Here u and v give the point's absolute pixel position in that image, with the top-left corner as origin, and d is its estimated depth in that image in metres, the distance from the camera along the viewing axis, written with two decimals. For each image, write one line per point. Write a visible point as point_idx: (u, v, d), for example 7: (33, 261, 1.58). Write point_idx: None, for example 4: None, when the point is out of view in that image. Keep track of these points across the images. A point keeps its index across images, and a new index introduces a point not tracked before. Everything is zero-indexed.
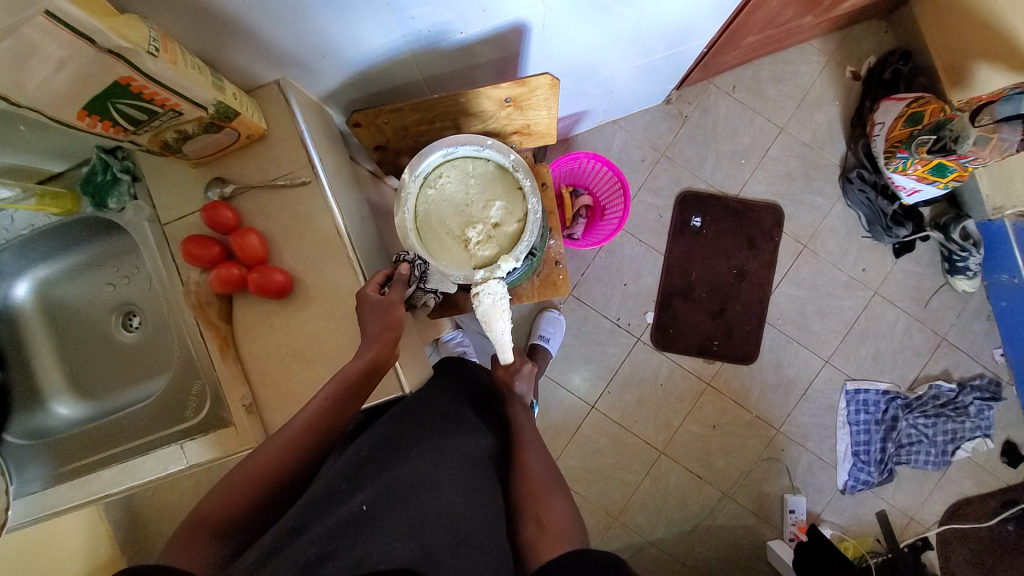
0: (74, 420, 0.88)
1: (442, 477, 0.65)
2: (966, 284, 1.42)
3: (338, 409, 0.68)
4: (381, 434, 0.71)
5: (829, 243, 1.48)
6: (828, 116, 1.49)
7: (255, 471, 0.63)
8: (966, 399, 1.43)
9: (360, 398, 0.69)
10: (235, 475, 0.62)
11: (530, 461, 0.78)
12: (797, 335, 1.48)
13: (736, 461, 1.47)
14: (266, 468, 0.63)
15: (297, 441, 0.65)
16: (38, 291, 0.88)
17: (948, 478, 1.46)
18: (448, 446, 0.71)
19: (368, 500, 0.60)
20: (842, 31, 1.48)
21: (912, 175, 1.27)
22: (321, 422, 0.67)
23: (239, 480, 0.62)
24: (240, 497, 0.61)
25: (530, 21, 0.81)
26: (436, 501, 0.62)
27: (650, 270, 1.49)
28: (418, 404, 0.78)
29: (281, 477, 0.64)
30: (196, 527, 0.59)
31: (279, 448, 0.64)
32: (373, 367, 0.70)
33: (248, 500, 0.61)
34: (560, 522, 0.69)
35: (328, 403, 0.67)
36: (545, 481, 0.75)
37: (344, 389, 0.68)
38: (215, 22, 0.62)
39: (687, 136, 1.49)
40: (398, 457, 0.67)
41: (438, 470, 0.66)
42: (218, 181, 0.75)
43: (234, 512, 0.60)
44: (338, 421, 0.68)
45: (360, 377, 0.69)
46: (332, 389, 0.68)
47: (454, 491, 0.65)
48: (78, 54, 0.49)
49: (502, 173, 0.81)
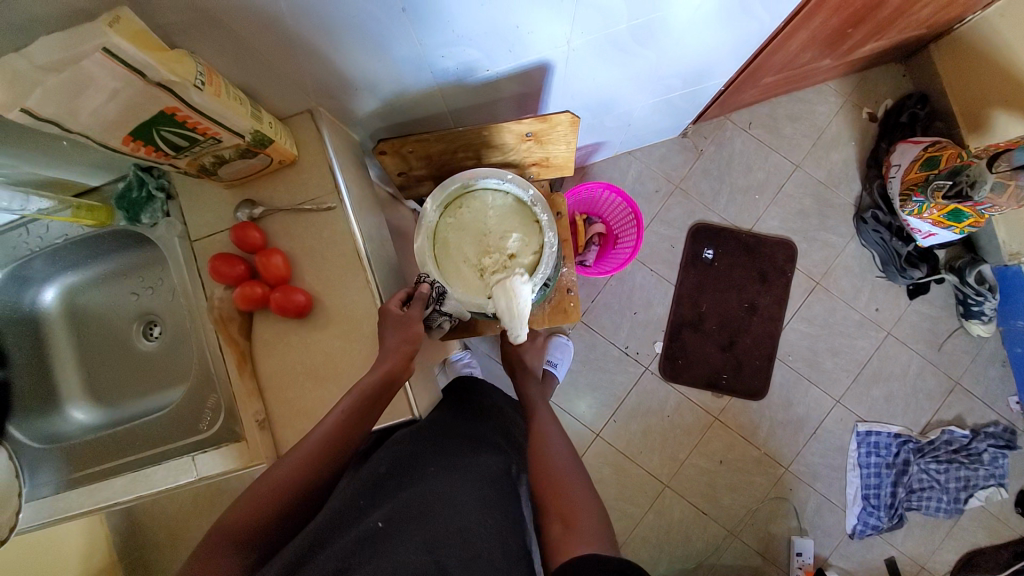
0: (89, 425, 0.90)
1: (457, 494, 0.67)
2: (982, 328, 1.41)
3: (356, 423, 0.68)
4: (398, 453, 0.73)
5: (842, 281, 1.48)
6: (844, 155, 1.50)
7: (280, 480, 0.65)
8: (980, 446, 1.41)
9: (378, 410, 0.70)
10: (259, 486, 0.64)
11: (553, 451, 0.78)
12: (808, 372, 1.47)
13: (742, 499, 1.45)
14: (289, 480, 0.65)
15: (317, 455, 0.66)
16: (65, 298, 0.91)
17: (960, 526, 1.43)
18: (462, 465, 0.73)
19: (384, 517, 0.61)
20: (859, 74, 1.50)
21: (927, 219, 1.28)
22: (339, 435, 0.67)
23: (263, 491, 0.64)
24: (263, 507, 0.63)
25: (555, 61, 0.84)
26: (450, 516, 0.63)
27: (661, 300, 1.49)
28: (433, 425, 0.80)
29: (299, 489, 0.65)
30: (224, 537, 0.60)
31: (297, 462, 0.65)
32: (390, 380, 0.71)
33: (269, 513, 0.63)
34: (585, 518, 0.68)
35: (345, 416, 0.68)
36: (564, 473, 0.75)
37: (362, 403, 0.69)
38: (258, 57, 0.65)
39: (702, 169, 1.51)
40: (413, 477, 0.69)
41: (453, 487, 0.68)
42: (247, 203, 0.78)
43: (258, 520, 0.62)
44: (355, 434, 0.69)
45: (376, 392, 0.70)
46: (349, 402, 0.69)
47: (469, 506, 0.66)
48: (129, 86, 0.52)
49: (521, 206, 0.82)
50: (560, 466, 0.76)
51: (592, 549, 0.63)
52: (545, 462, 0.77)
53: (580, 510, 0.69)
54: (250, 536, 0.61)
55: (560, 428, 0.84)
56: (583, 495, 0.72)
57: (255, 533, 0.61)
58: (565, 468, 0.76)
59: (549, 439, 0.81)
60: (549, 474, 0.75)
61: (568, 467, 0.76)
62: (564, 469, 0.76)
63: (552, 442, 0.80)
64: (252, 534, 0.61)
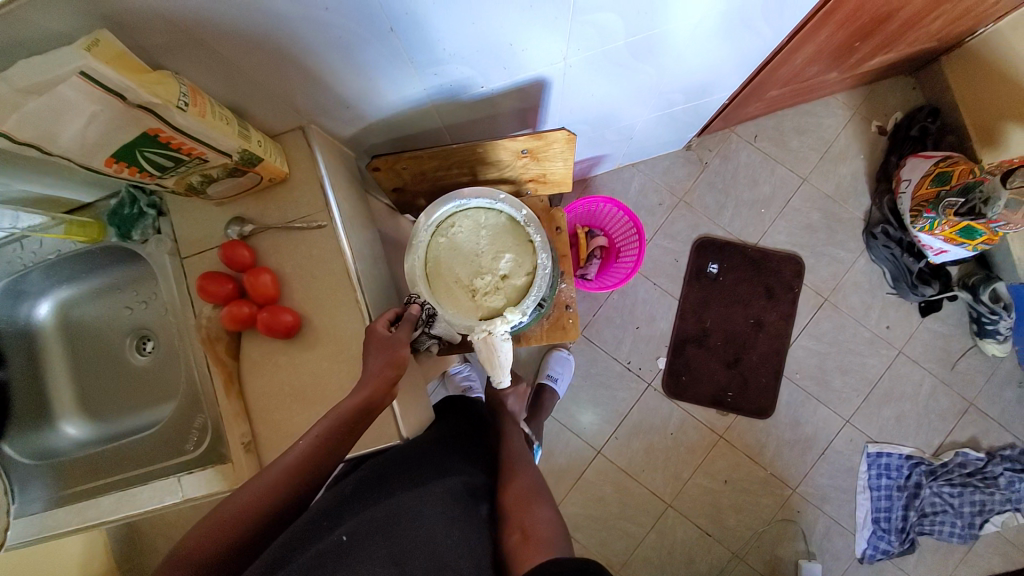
0: (82, 441, 0.89)
1: (421, 508, 0.66)
2: (996, 348, 1.36)
3: (330, 448, 0.67)
4: (365, 472, 0.72)
5: (852, 297, 1.44)
6: (852, 169, 1.47)
7: (244, 505, 0.62)
8: (995, 469, 1.35)
9: (354, 436, 0.69)
10: (218, 512, 0.62)
11: (523, 476, 0.79)
12: (816, 390, 1.43)
13: (748, 521, 1.41)
14: (256, 506, 0.62)
15: (286, 478, 0.64)
16: (59, 311, 0.91)
17: (974, 552, 1.38)
18: (430, 480, 0.71)
19: (348, 531, 0.61)
20: (868, 87, 1.46)
21: (940, 236, 1.24)
22: (310, 461, 0.66)
23: (228, 516, 0.61)
24: (223, 535, 0.60)
25: (551, 77, 0.83)
26: (414, 532, 0.63)
27: (664, 315, 1.47)
28: (405, 443, 0.78)
29: (263, 516, 0.62)
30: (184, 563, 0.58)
31: (265, 487, 0.63)
32: (369, 405, 0.69)
33: (233, 536, 0.60)
34: (546, 531, 0.68)
35: (321, 440, 0.67)
36: (534, 492, 0.75)
37: (338, 428, 0.67)
38: (246, 76, 0.64)
39: (707, 182, 1.49)
40: (380, 493, 0.68)
41: (420, 502, 0.67)
42: (237, 221, 0.77)
43: (218, 547, 0.60)
44: (327, 461, 0.67)
45: (354, 417, 0.68)
46: (325, 426, 0.67)
47: (433, 520, 0.66)
48: (108, 108, 0.51)
49: (513, 226, 0.81)
50: (529, 489, 0.76)
51: (549, 556, 0.63)
52: (511, 479, 0.78)
53: (541, 524, 0.69)
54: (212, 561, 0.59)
55: (527, 461, 0.84)
56: (546, 513, 0.71)
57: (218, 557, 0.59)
58: (528, 491, 0.75)
59: (517, 471, 0.80)
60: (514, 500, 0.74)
61: (531, 484, 0.78)
62: (526, 484, 0.77)
63: (517, 474, 0.79)
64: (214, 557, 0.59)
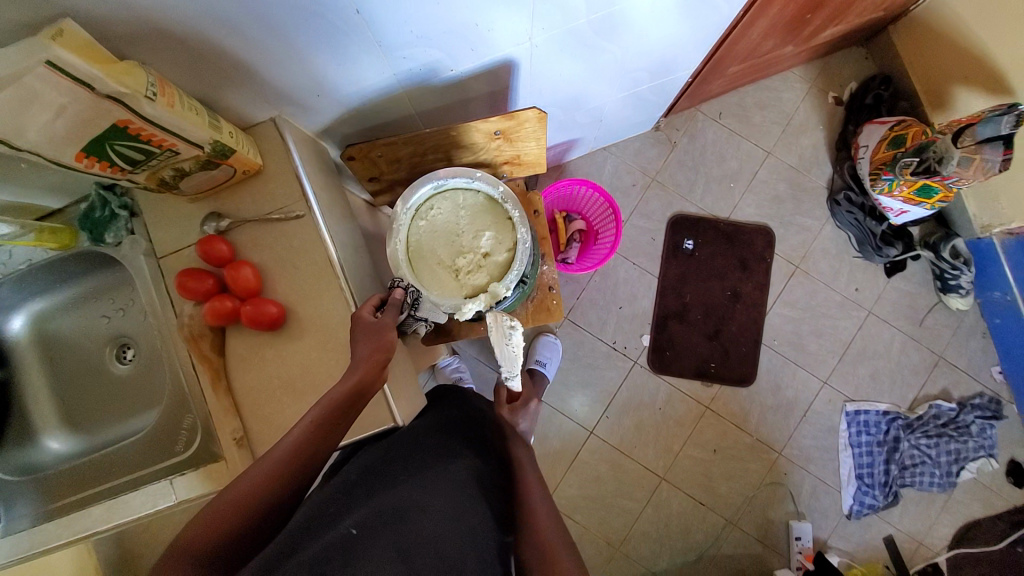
0: (66, 454, 0.87)
1: (430, 504, 0.64)
2: (960, 302, 1.42)
3: (321, 437, 0.66)
4: (367, 462, 0.72)
5: (821, 263, 1.50)
6: (813, 140, 1.52)
7: (241, 493, 0.60)
8: (967, 418, 1.42)
9: (348, 420, 0.68)
10: (215, 505, 0.60)
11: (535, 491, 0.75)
12: (794, 355, 1.48)
13: (739, 486, 1.45)
14: (252, 497, 0.60)
15: (284, 466, 0.63)
16: (34, 325, 0.89)
17: (954, 499, 1.43)
18: (434, 468, 0.71)
19: (358, 523, 0.58)
20: (822, 60, 1.52)
21: (898, 197, 1.28)
22: (304, 449, 0.64)
23: (224, 506, 0.59)
24: (218, 521, 0.58)
25: (518, 58, 0.84)
26: (424, 526, 0.61)
27: (645, 293, 1.50)
28: (408, 433, 0.79)
29: (260, 506, 0.61)
30: (179, 550, 0.55)
31: (260, 478, 0.62)
32: (358, 393, 0.69)
33: (231, 526, 0.58)
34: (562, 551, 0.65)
35: (314, 427, 0.66)
36: (547, 509, 0.72)
37: (331, 413, 0.67)
38: (214, 66, 0.64)
39: (677, 161, 1.52)
40: (384, 482, 0.67)
41: (427, 495, 0.65)
42: (214, 216, 0.77)
43: (214, 540, 0.57)
44: (324, 445, 0.66)
45: (351, 399, 0.68)
46: (317, 414, 0.66)
47: (443, 515, 0.63)
48: (77, 100, 0.51)
49: (492, 204, 0.82)
50: (539, 502, 0.73)
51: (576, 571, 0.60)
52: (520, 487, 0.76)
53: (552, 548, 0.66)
54: (212, 551, 0.56)
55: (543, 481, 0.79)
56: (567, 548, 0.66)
57: (220, 548, 0.57)
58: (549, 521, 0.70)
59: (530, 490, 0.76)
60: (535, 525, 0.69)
61: (539, 498, 0.74)
62: (536, 495, 0.75)
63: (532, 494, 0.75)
64: (214, 548, 0.57)
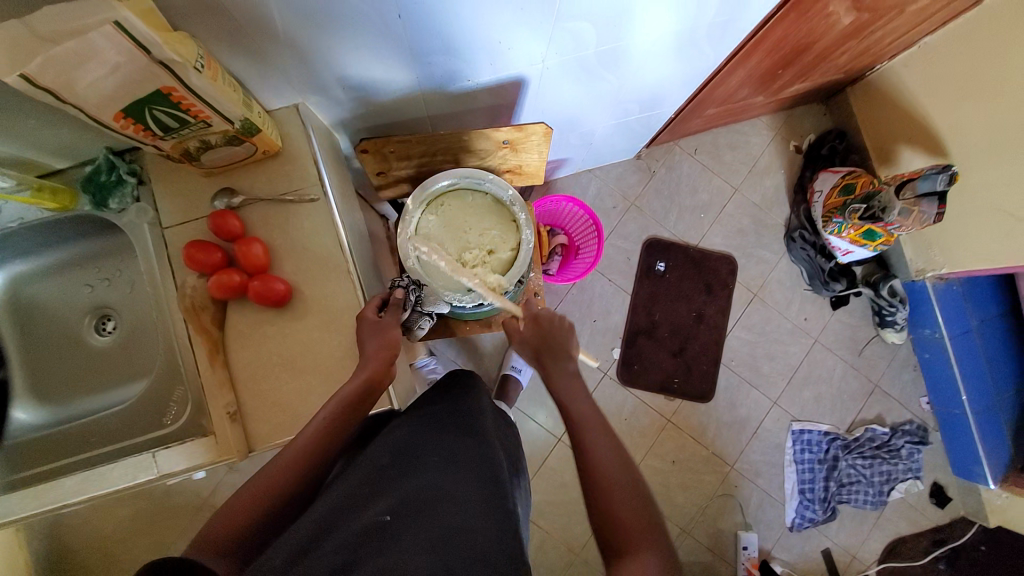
0: (35, 425, 0.84)
1: (461, 490, 0.61)
2: (895, 336, 1.57)
3: (343, 425, 0.68)
4: (398, 441, 0.68)
5: (776, 293, 1.63)
6: (775, 181, 1.66)
7: (265, 483, 0.62)
8: (899, 442, 1.56)
9: (356, 418, 0.69)
10: (241, 495, 0.61)
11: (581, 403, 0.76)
12: (748, 375, 1.59)
13: (694, 497, 1.53)
14: (269, 489, 0.62)
15: (304, 457, 0.65)
16: (9, 288, 0.86)
17: (884, 517, 1.57)
18: (465, 454, 0.68)
19: (391, 510, 0.57)
20: (786, 111, 1.68)
21: (846, 238, 1.43)
22: (321, 443, 0.66)
23: (247, 496, 0.61)
24: (240, 512, 0.60)
25: (529, 77, 0.91)
26: (455, 516, 0.58)
27: (618, 308, 1.58)
28: (436, 414, 0.76)
29: (279, 496, 0.62)
30: (205, 540, 0.57)
31: (279, 469, 0.63)
32: (368, 389, 0.71)
33: (255, 515, 0.60)
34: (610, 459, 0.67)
35: (328, 424, 0.67)
36: (596, 421, 0.73)
37: (342, 410, 0.68)
38: (251, 47, 0.67)
39: (654, 188, 1.63)
40: (416, 465, 0.64)
41: (458, 484, 0.62)
42: (226, 193, 0.78)
43: (240, 529, 0.59)
44: (335, 442, 0.67)
45: (358, 397, 0.70)
46: (330, 411, 0.68)
47: (474, 505, 0.60)
48: (131, 61, 0.53)
49: (500, 206, 0.87)
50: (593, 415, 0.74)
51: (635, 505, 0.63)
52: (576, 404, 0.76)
53: (609, 467, 0.67)
54: (237, 539, 0.58)
55: (601, 420, 0.73)
56: (635, 516, 0.62)
57: (247, 534, 0.59)
58: (613, 479, 0.65)
59: (592, 434, 0.71)
60: (602, 475, 0.66)
61: (589, 407, 0.75)
62: (587, 409, 0.75)
63: (595, 441, 0.70)
64: (241, 536, 0.58)
